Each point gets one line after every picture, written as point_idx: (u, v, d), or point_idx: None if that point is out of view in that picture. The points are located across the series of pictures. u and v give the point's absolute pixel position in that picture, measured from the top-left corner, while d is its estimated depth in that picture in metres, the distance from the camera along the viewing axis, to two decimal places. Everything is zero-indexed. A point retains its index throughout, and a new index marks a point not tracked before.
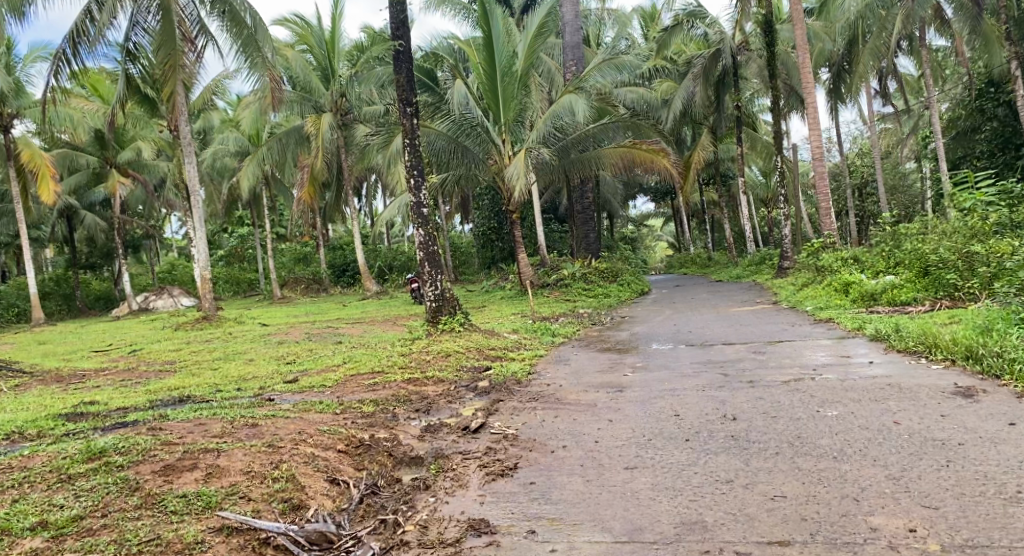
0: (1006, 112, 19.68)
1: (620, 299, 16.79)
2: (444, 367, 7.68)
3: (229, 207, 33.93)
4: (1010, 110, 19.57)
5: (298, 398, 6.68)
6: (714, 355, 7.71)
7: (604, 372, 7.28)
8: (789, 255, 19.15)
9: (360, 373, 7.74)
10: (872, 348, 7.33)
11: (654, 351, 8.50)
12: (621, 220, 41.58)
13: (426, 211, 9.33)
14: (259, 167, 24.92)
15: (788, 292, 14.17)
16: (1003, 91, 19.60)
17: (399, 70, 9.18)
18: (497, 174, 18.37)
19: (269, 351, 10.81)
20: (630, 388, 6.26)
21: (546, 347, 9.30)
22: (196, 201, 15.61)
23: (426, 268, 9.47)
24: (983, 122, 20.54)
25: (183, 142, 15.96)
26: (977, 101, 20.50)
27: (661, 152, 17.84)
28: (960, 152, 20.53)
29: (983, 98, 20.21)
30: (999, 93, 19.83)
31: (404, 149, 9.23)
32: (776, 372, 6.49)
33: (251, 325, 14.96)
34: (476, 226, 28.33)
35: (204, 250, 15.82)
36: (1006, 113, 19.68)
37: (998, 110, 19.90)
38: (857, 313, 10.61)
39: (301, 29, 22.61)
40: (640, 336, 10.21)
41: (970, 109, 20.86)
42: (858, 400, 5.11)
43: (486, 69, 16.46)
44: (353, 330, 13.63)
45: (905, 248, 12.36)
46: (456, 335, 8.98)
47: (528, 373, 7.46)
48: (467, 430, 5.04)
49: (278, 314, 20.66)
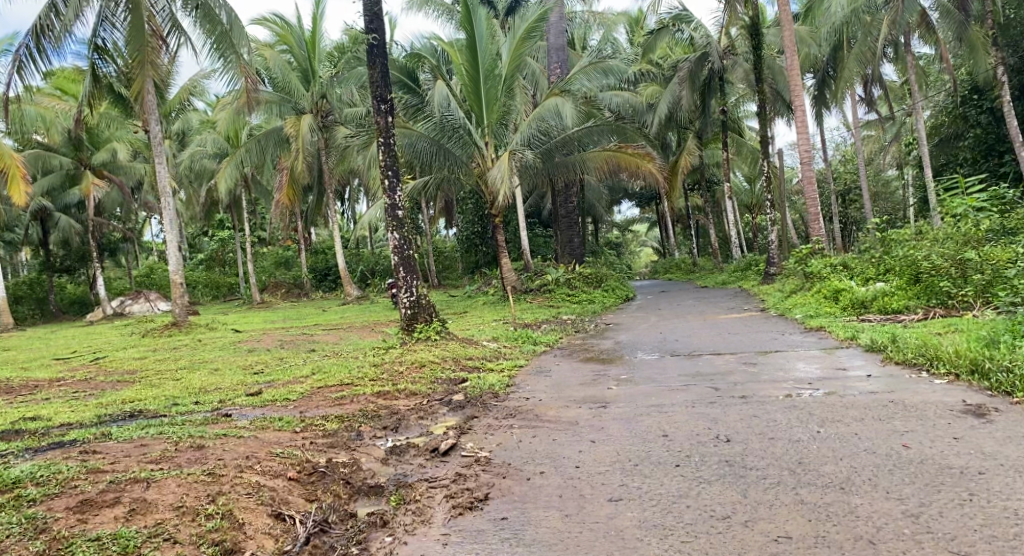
0: (989, 119, 19.49)
1: (605, 306, 16.39)
2: (417, 379, 7.23)
3: (208, 210, 33.30)
4: (994, 117, 19.37)
5: (258, 413, 6.21)
6: (703, 367, 7.30)
7: (587, 385, 6.85)
8: (776, 261, 18.85)
9: (328, 386, 7.28)
10: (869, 360, 6.95)
11: (640, 361, 8.09)
12: (607, 225, 41.30)
13: (402, 213, 8.86)
14: (237, 169, 24.38)
15: (775, 299, 13.83)
16: (987, 97, 19.41)
17: (373, 65, 8.74)
18: (479, 178, 17.99)
19: (237, 360, 10.31)
20: (614, 403, 5.84)
21: (527, 357, 8.86)
22: (168, 204, 15.00)
23: (400, 273, 8.98)
24: (966, 129, 20.38)
25: (154, 142, 15.40)
26: (960, 108, 20.32)
27: (647, 156, 17.52)
28: (944, 158, 20.29)
29: (966, 103, 19.98)
30: (983, 100, 19.61)
31: (379, 148, 8.77)
32: (770, 386, 6.10)
33: (223, 331, 14.44)
34: (459, 230, 27.91)
35: (176, 254, 15.24)
36: (989, 120, 19.50)
37: (981, 117, 19.71)
38: (848, 321, 10.25)
39: (281, 29, 22.11)
40: (624, 345, 9.81)
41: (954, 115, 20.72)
42: (863, 418, 4.72)
43: (469, 70, 16.08)
44: (328, 338, 13.15)
45: (895, 254, 12.02)
46: (432, 344, 8.53)
47: (506, 386, 7.02)
48: (436, 453, 4.62)
49: (256, 320, 20.12)
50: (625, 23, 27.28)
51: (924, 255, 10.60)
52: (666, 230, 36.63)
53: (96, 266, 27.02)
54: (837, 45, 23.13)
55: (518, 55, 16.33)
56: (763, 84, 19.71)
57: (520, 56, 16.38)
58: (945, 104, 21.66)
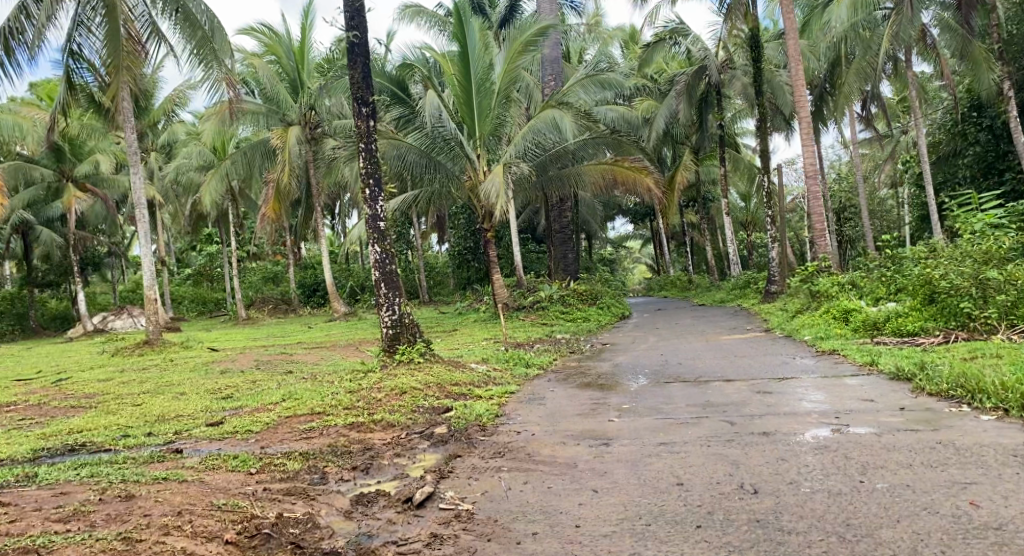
0: (988, 137, 18.88)
1: (600, 324, 15.69)
2: (396, 408, 6.52)
3: (195, 224, 32.57)
4: (993, 134, 18.77)
5: (213, 449, 5.47)
6: (713, 396, 6.61)
7: (585, 416, 6.15)
8: (776, 279, 18.26)
9: (298, 416, 6.55)
10: (898, 390, 6.29)
11: (643, 388, 7.38)
12: (600, 242, 40.80)
13: (384, 225, 8.15)
14: (223, 181, 23.72)
15: (780, 319, 13.15)
16: (987, 114, 18.84)
17: (353, 65, 8.08)
18: (471, 192, 17.32)
19: (204, 383, 9.54)
20: (617, 439, 5.15)
21: (519, 382, 8.14)
22: (143, 217, 14.29)
23: (381, 290, 8.24)
24: (965, 147, 19.68)
25: (129, 152, 14.69)
26: (959, 126, 19.74)
27: (644, 170, 16.88)
28: (943, 176, 19.68)
29: (965, 121, 19.41)
30: (982, 117, 19.06)
31: (359, 154, 8.09)
32: (794, 420, 5.43)
33: (200, 351, 13.66)
34: (451, 246, 27.34)
35: (151, 269, 14.42)
36: (988, 138, 18.88)
37: (979, 135, 19.11)
38: (861, 345, 9.59)
39: (269, 39, 21.47)
40: (623, 368, 9.14)
41: (952, 133, 20.16)
42: (910, 464, 4.08)
43: (462, 80, 15.51)
44: (308, 358, 12.38)
45: (907, 272, 11.40)
46: (415, 368, 7.80)
47: (495, 417, 6.31)
48: (409, 504, 3.93)
49: (239, 338, 19.36)
50: (622, 37, 26.81)
51: (940, 275, 9.96)
52: (662, 247, 36.08)
53: (78, 281, 26.14)
54: (836, 61, 22.67)
55: (513, 68, 15.86)
56: (763, 97, 19.12)
57: (514, 68, 15.83)
58: (942, 122, 21.16)
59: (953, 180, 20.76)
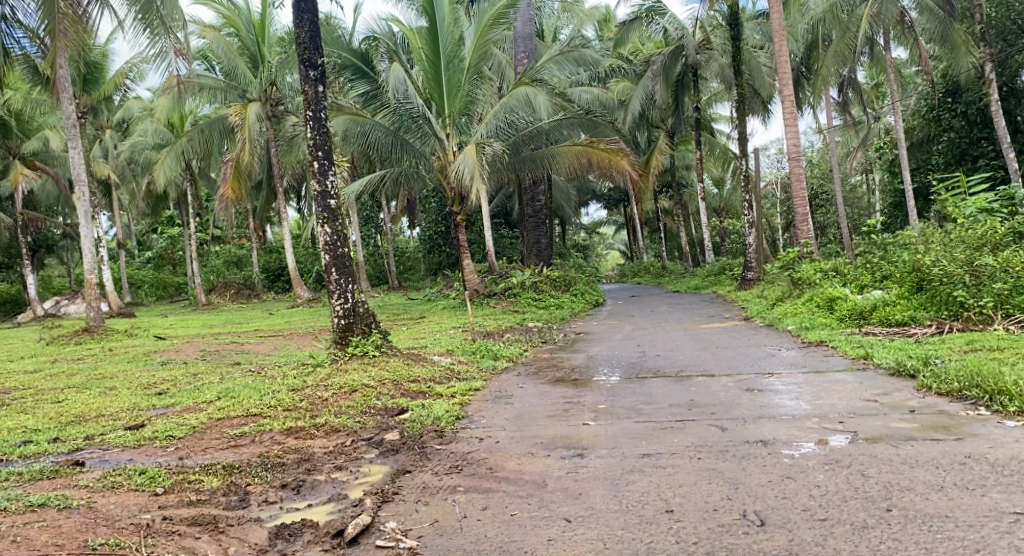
0: (962, 123, 18.41)
1: (572, 311, 15.02)
2: (344, 410, 5.77)
3: (154, 205, 31.35)
4: (967, 121, 18.33)
5: (122, 461, 4.69)
6: (699, 394, 5.96)
7: (556, 419, 5.45)
8: (754, 266, 17.78)
9: (233, 419, 5.76)
10: (901, 387, 5.67)
11: (622, 385, 6.69)
12: (573, 228, 40.29)
13: (335, 204, 7.33)
14: (178, 159, 22.56)
15: (759, 308, 12.55)
16: (961, 101, 18.33)
17: (299, 23, 7.26)
18: (440, 172, 16.50)
19: (139, 378, 8.66)
20: (594, 449, 4.46)
21: (485, 377, 7.42)
22: (84, 194, 13.30)
23: (332, 276, 7.37)
24: (939, 132, 19.27)
25: (68, 125, 13.65)
26: (934, 112, 19.27)
27: (620, 151, 16.15)
28: (917, 164, 19.28)
29: (939, 107, 18.89)
30: (957, 103, 18.52)
31: (306, 123, 7.27)
32: (794, 426, 4.78)
33: (144, 338, 12.76)
34: (421, 231, 26.64)
35: (91, 251, 13.43)
36: (962, 124, 18.43)
37: (954, 121, 18.64)
38: (848, 335, 9.00)
39: (227, 11, 20.33)
40: (598, 360, 8.46)
41: (927, 119, 19.70)
42: (940, 485, 3.46)
43: (429, 54, 14.68)
44: (260, 348, 11.56)
45: (894, 259, 10.92)
46: (369, 363, 7.02)
47: (455, 420, 5.59)
48: (339, 540, 3.35)
49: (194, 325, 18.45)
50: (596, 18, 26.05)
51: (931, 261, 9.42)
52: (635, 233, 35.63)
53: (27, 264, 24.86)
54: (812, 43, 22.10)
55: (483, 43, 15.09)
56: (741, 78, 18.49)
57: (485, 43, 15.07)
58: (917, 108, 20.70)
59: (927, 166, 20.47)
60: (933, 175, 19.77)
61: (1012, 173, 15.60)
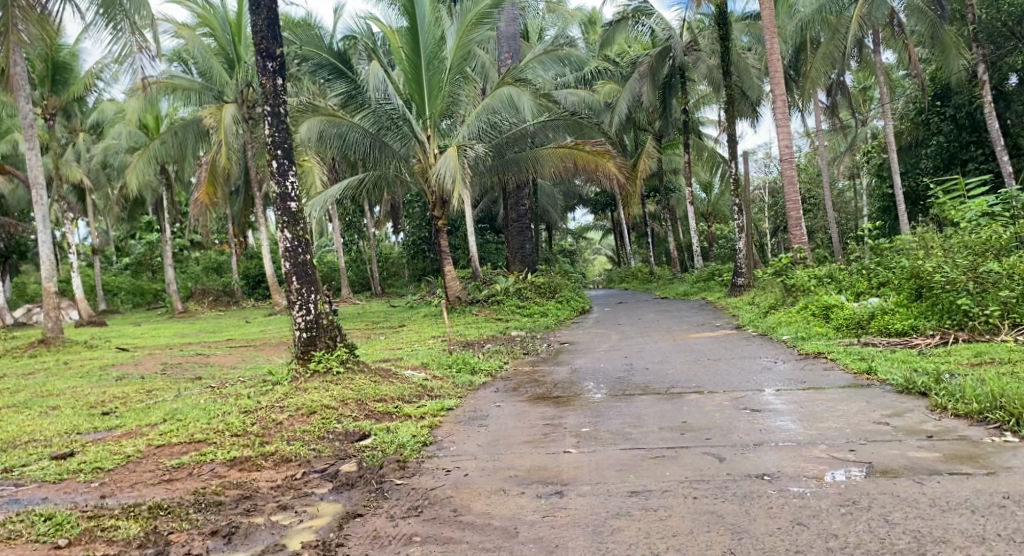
0: (951, 127, 17.97)
1: (557, 319, 14.46)
2: (298, 435, 5.21)
3: (131, 210, 30.61)
4: (956, 125, 17.87)
5: (34, 501, 4.23)
6: (693, 415, 5.42)
7: (535, 445, 4.90)
8: (743, 271, 17.31)
9: (173, 446, 5.19)
10: (913, 407, 5.15)
11: (608, 403, 6.13)
12: (560, 233, 39.87)
13: (297, 206, 6.76)
14: (151, 162, 21.87)
15: (751, 316, 12.04)
16: (951, 104, 17.93)
17: (257, 11, 6.71)
18: (420, 176, 15.91)
19: (89, 396, 8.08)
20: (576, 484, 3.94)
21: (460, 394, 6.84)
22: (42, 199, 12.70)
23: (293, 285, 6.75)
24: (928, 137, 18.88)
25: (25, 125, 13.01)
26: (922, 115, 18.89)
27: (605, 153, 15.63)
28: (906, 168, 18.86)
29: (928, 111, 18.51)
30: (947, 106, 18.13)
31: (264, 119, 6.71)
32: (799, 453, 4.27)
33: (105, 350, 12.12)
34: (405, 236, 26.07)
35: (49, 258, 12.76)
36: (951, 129, 17.99)
37: (943, 125, 18.23)
38: (847, 347, 8.47)
39: (203, 10, 19.56)
40: (582, 374, 7.90)
41: (916, 122, 19.31)
42: (979, 538, 3.04)
43: (409, 53, 14.14)
44: (226, 360, 10.94)
45: (891, 265, 10.45)
46: (332, 382, 6.43)
47: (421, 447, 5.01)
48: None
49: (166, 334, 17.81)
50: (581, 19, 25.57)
51: (933, 267, 8.94)
52: (621, 238, 35.22)
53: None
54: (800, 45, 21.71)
55: (465, 44, 14.55)
56: (730, 79, 18.03)
57: (468, 43, 14.55)
58: (905, 111, 20.31)
59: (916, 170, 20.06)
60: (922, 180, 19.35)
61: (1005, 178, 15.14)
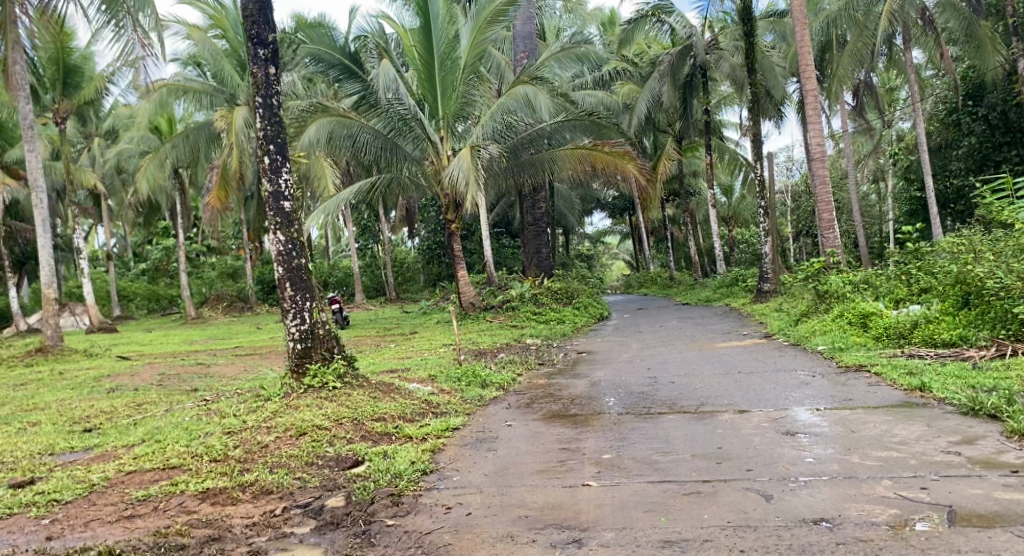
0: (983, 127, 17.09)
1: (575, 326, 13.84)
2: (283, 462, 4.64)
3: (146, 215, 30.32)
4: (988, 125, 16.99)
5: None
6: (728, 441, 4.79)
7: (550, 476, 4.33)
8: (769, 276, 16.58)
9: (143, 474, 4.63)
10: (984, 432, 4.51)
11: (632, 424, 5.51)
12: (578, 237, 39.29)
13: (291, 206, 6.22)
14: (162, 166, 21.42)
15: (781, 324, 11.31)
16: (984, 103, 17.06)
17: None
18: (433, 178, 15.35)
19: (73, 410, 7.57)
20: (599, 532, 3.41)
21: (468, 411, 6.24)
22: (42, 202, 12.31)
23: (285, 292, 6.18)
24: (960, 137, 18.00)
25: (25, 126, 12.59)
26: (953, 115, 18.06)
27: (625, 154, 14.99)
28: (935, 170, 18.04)
29: (960, 111, 17.68)
30: (979, 105, 17.25)
31: (255, 111, 6.17)
32: (857, 489, 3.69)
33: (105, 359, 11.67)
34: (420, 241, 25.59)
35: (49, 263, 12.30)
36: (984, 129, 17.09)
37: (974, 125, 17.37)
38: (891, 359, 7.78)
39: (213, 11, 18.55)
40: (601, 387, 7.27)
41: (946, 123, 18.52)
42: None
43: (422, 52, 13.69)
44: (227, 370, 10.42)
45: (936, 270, 9.71)
46: (326, 399, 5.84)
47: (420, 477, 4.42)
48: None
49: (175, 340, 17.38)
50: (599, 19, 24.92)
51: (984, 273, 8.21)
52: (640, 243, 34.55)
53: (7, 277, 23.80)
54: (827, 44, 20.97)
55: (479, 43, 14.04)
56: (755, 77, 17.31)
57: (483, 41, 14.00)
58: (935, 110, 19.47)
59: (945, 172, 19.16)
60: (953, 182, 18.48)
61: None
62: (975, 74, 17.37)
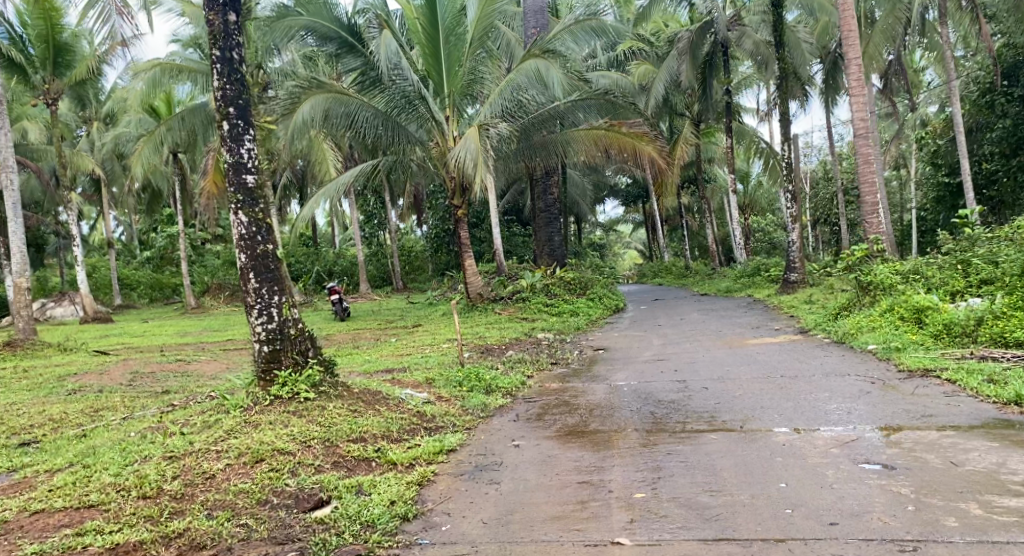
0: (1020, 108, 15.72)
1: (589, 319, 12.82)
2: (227, 502, 3.67)
3: (149, 203, 29.36)
4: None
5: None
6: (794, 474, 3.78)
7: (569, 522, 3.41)
8: (796, 266, 15.40)
9: (49, 514, 3.68)
10: None
11: (669, 447, 4.47)
12: (592, 226, 38.08)
13: (255, 181, 5.23)
14: (158, 149, 20.39)
15: (818, 318, 10.20)
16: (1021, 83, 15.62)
17: None
18: (439, 161, 14.24)
19: (16, 419, 6.57)
20: None
21: (469, 425, 5.26)
22: (11, 185, 11.37)
23: (250, 285, 5.18)
24: (993, 120, 16.63)
25: None
26: (986, 97, 16.68)
27: (644, 136, 13.86)
28: (965, 155, 16.66)
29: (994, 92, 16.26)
30: (1015, 86, 15.85)
31: (211, 68, 5.18)
32: None
33: (81, 353, 10.72)
34: (428, 229, 24.54)
35: (19, 250, 11.35)
36: (1020, 111, 15.72)
37: (1008, 107, 15.96)
38: (959, 361, 6.70)
39: None
40: (625, 394, 6.23)
41: (976, 105, 17.09)
42: None
43: (425, 27, 12.62)
44: (208, 368, 9.42)
45: (1002, 260, 8.56)
46: (297, 414, 4.84)
47: (399, 526, 3.49)
48: None
49: (167, 332, 16.43)
50: None
51: None
52: (654, 232, 33.39)
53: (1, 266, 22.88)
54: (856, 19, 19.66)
55: (487, 15, 12.94)
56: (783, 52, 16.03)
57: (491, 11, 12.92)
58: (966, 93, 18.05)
59: (978, 157, 17.82)
60: (985, 166, 17.21)
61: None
62: (1011, 51, 15.86)
